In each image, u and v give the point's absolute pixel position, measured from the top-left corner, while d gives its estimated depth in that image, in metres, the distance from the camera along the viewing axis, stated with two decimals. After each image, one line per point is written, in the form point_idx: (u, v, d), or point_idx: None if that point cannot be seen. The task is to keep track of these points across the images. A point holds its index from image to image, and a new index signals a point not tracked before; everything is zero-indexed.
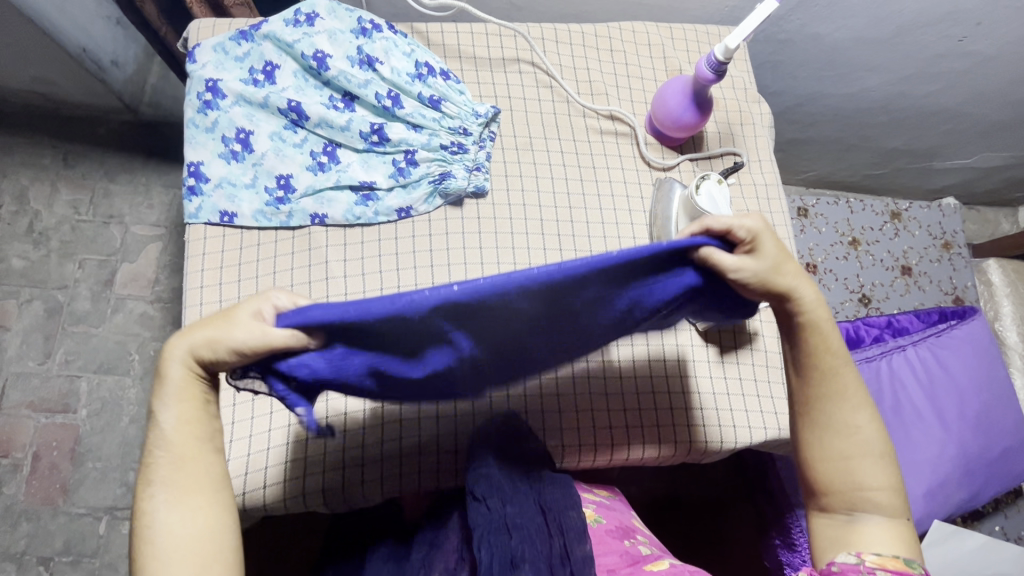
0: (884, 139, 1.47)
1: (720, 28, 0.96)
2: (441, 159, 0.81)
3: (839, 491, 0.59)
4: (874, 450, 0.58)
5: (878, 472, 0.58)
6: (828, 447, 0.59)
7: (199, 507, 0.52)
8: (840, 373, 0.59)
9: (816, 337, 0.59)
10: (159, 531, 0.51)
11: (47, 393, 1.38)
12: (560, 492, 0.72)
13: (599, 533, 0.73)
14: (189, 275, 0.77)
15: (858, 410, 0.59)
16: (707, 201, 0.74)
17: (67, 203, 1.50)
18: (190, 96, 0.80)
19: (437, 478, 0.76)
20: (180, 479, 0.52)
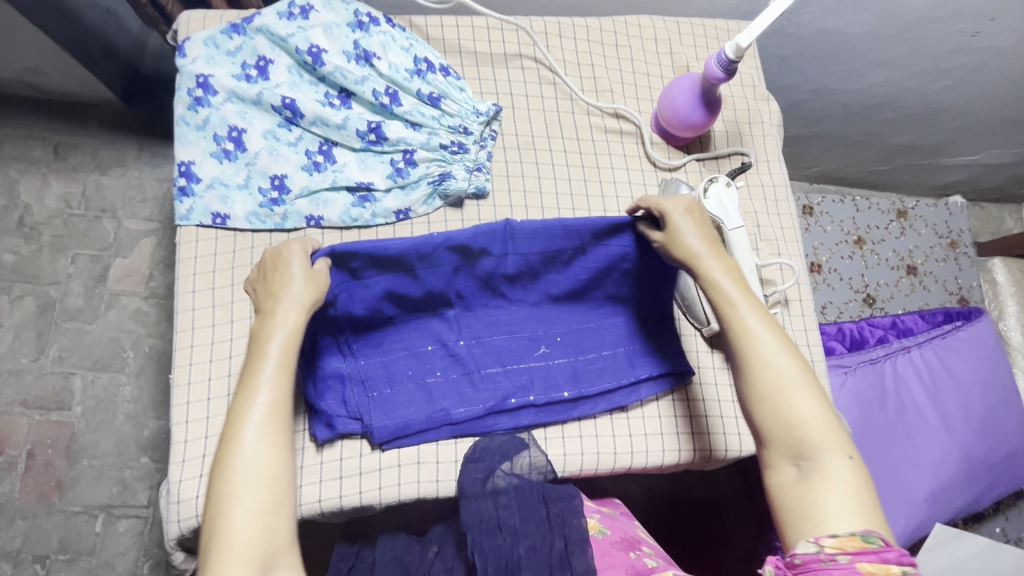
0: (892, 135, 1.44)
1: (728, 23, 0.94)
2: (440, 160, 0.78)
3: (774, 439, 0.58)
4: (793, 383, 0.59)
5: (807, 408, 0.58)
6: (749, 394, 0.61)
7: (284, 446, 0.55)
8: (741, 315, 0.62)
9: (715, 287, 0.65)
10: (249, 455, 0.53)
11: (41, 390, 1.36)
12: (566, 504, 0.69)
13: (604, 546, 0.71)
14: (181, 279, 0.74)
15: (767, 347, 0.61)
16: (717, 206, 0.76)
17: (58, 197, 1.47)
18: (180, 92, 0.77)
19: (437, 487, 0.72)
20: (278, 415, 0.56)
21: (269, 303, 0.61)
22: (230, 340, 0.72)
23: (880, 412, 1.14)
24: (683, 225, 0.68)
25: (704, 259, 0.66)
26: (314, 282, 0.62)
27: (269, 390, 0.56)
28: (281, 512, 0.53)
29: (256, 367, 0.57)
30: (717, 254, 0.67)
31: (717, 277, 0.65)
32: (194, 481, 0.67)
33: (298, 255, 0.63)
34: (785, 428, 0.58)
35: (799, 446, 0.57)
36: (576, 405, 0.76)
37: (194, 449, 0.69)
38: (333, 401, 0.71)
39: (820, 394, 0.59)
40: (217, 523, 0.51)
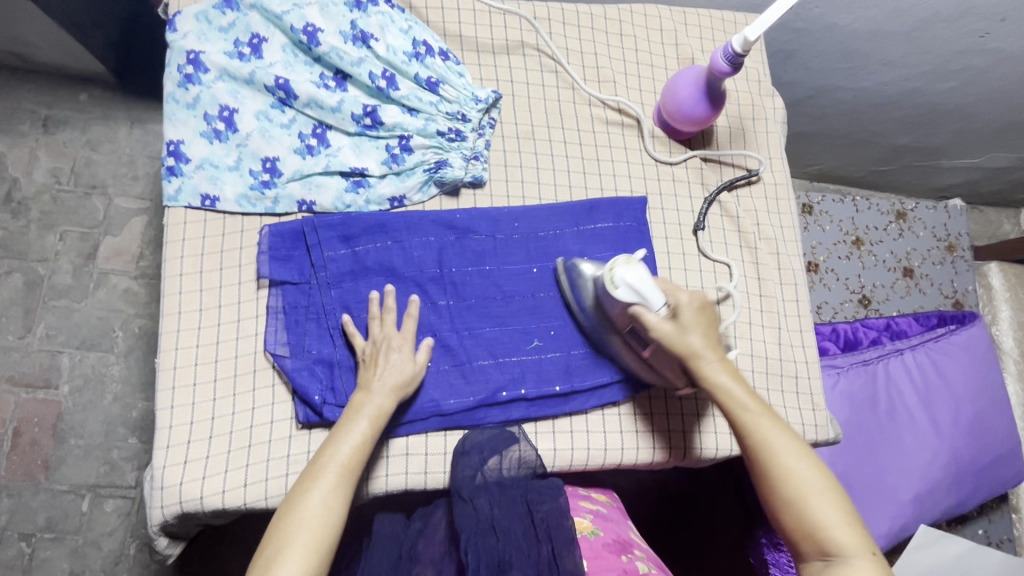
0: (894, 136, 1.43)
1: (735, 15, 0.92)
2: (437, 146, 0.77)
3: (801, 543, 0.60)
4: (812, 490, 0.60)
5: (826, 512, 0.59)
6: (771, 499, 0.62)
7: (346, 497, 0.61)
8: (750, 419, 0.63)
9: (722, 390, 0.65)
10: (317, 502, 0.59)
11: (27, 368, 1.35)
12: (553, 500, 0.70)
13: (597, 548, 0.72)
14: (168, 262, 0.72)
15: (781, 455, 0.62)
16: (628, 291, 0.67)
17: (47, 171, 1.44)
18: (170, 68, 0.74)
19: (424, 479, 0.71)
20: (353, 465, 0.62)
21: (373, 371, 0.67)
22: (218, 325, 0.71)
23: (871, 415, 1.14)
24: (697, 330, 0.66)
25: (706, 359, 0.65)
26: (408, 365, 0.68)
27: (355, 441, 0.63)
28: (326, 553, 0.58)
29: (350, 420, 0.64)
30: (720, 355, 0.66)
31: (723, 381, 0.65)
32: (179, 467, 0.66)
33: (407, 336, 0.70)
34: (808, 532, 0.60)
35: (824, 548, 0.59)
36: (569, 399, 0.75)
37: (179, 434, 0.67)
38: (319, 389, 0.69)
39: (836, 496, 0.60)
40: (275, 543, 0.57)
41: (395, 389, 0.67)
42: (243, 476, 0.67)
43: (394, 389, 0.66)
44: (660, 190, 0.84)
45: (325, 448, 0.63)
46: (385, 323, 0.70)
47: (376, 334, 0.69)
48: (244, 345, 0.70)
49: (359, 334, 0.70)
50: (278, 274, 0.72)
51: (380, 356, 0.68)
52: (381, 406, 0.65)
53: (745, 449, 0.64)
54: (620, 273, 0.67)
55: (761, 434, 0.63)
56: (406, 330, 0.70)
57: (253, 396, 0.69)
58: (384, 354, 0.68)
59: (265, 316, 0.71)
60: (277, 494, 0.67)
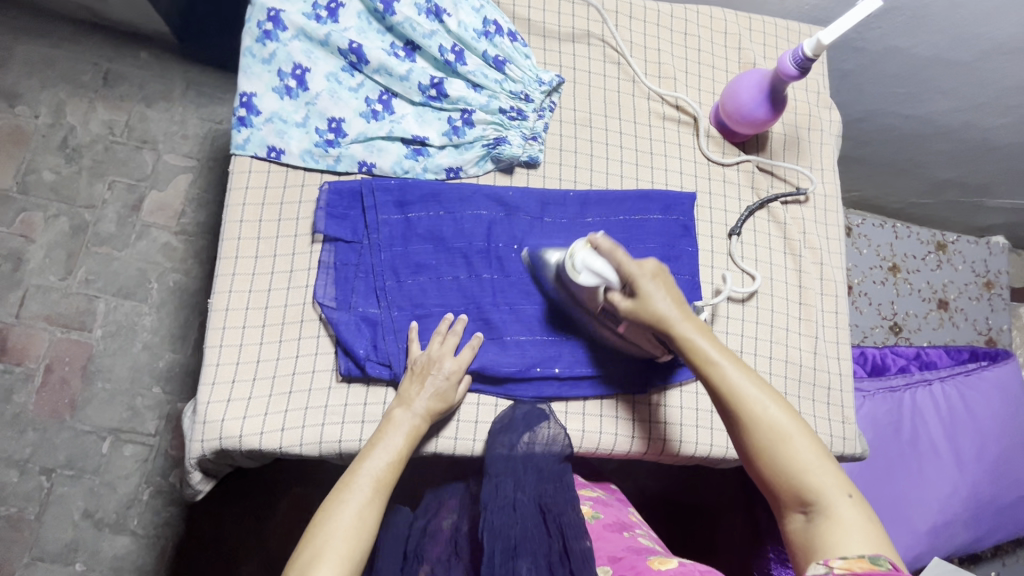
0: (940, 168, 1.41)
1: (800, 26, 0.92)
2: (498, 123, 0.78)
3: (780, 492, 0.58)
4: (785, 431, 0.59)
5: (801, 456, 0.58)
6: (745, 450, 0.61)
7: (377, 511, 0.62)
8: (719, 374, 0.62)
9: (690, 348, 0.64)
10: (350, 515, 0.60)
11: (65, 309, 1.39)
12: (560, 492, 0.73)
13: (598, 529, 0.76)
14: (230, 208, 0.74)
15: (750, 403, 0.60)
16: (590, 276, 0.69)
17: (102, 122, 1.49)
18: (250, 24, 0.77)
19: (453, 444, 0.73)
20: (385, 480, 0.64)
21: (414, 391, 0.69)
22: (271, 273, 0.73)
23: (894, 441, 1.13)
24: (654, 292, 0.67)
25: (674, 320, 0.66)
26: (449, 394, 0.69)
27: (389, 456, 0.65)
28: (357, 562, 0.59)
29: (386, 435, 0.67)
30: (683, 311, 0.66)
31: (689, 333, 0.65)
32: (222, 404, 0.68)
33: (462, 363, 0.71)
34: (787, 481, 0.58)
35: (801, 494, 0.57)
36: (601, 383, 0.76)
37: (225, 372, 0.69)
38: (363, 344, 0.71)
39: (807, 440, 0.59)
40: (309, 551, 0.57)
41: (430, 411, 0.68)
42: (281, 420, 0.69)
43: (429, 414, 0.68)
44: (710, 189, 0.85)
45: (358, 461, 0.65)
46: (446, 344, 0.71)
47: (430, 352, 0.70)
48: (295, 295, 0.72)
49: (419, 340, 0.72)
50: (332, 230, 0.74)
51: (426, 375, 0.69)
52: (416, 425, 0.68)
53: (714, 399, 0.63)
54: (576, 259, 0.69)
55: (730, 383, 0.61)
56: (463, 357, 0.71)
57: (297, 344, 0.71)
58: (434, 374, 0.69)
59: (316, 271, 0.73)
60: (312, 442, 0.69)
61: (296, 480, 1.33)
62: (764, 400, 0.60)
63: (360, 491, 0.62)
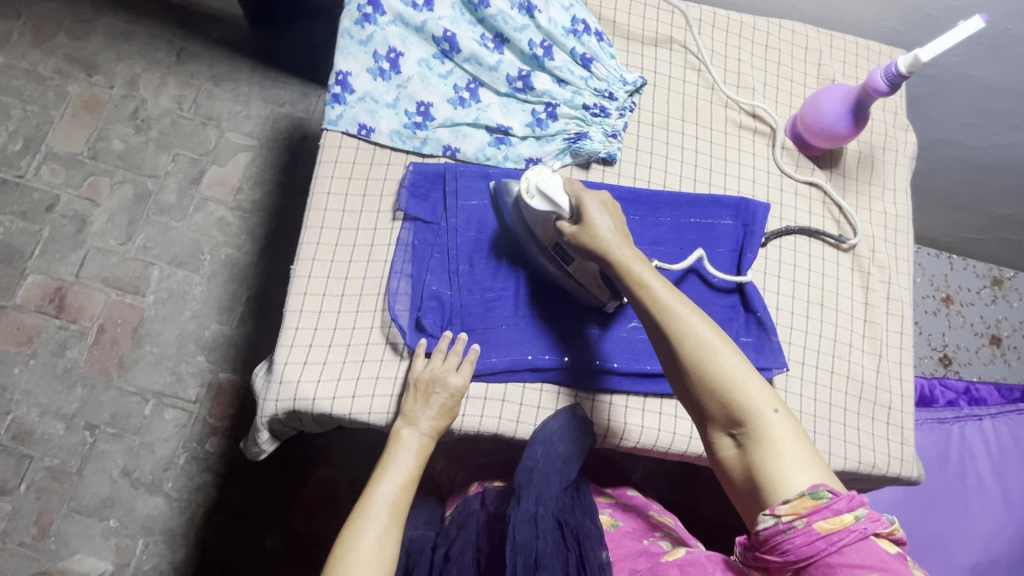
0: (996, 204, 1.38)
1: (880, 46, 0.93)
2: (581, 119, 0.80)
3: (710, 411, 0.58)
4: (713, 348, 0.58)
5: (726, 373, 0.57)
6: (676, 371, 0.60)
7: (396, 537, 0.62)
8: (649, 295, 0.62)
9: (625, 272, 0.64)
10: (368, 545, 0.59)
11: (122, 273, 1.44)
12: (575, 510, 0.75)
13: (618, 537, 0.76)
14: (319, 179, 0.77)
15: (678, 322, 0.59)
16: (541, 202, 0.69)
17: (172, 97, 1.55)
18: (350, 7, 0.80)
19: (515, 428, 0.73)
20: (400, 503, 0.64)
21: (411, 404, 0.69)
22: (353, 246, 0.75)
23: (937, 472, 1.12)
24: (597, 217, 0.67)
25: (611, 246, 0.66)
26: (451, 410, 0.69)
27: (401, 480, 0.65)
28: None
29: (396, 458, 0.67)
30: (622, 239, 0.66)
31: (623, 256, 0.65)
32: (299, 365, 0.70)
33: (459, 385, 0.69)
34: (717, 400, 0.57)
35: (730, 413, 0.57)
36: (660, 381, 0.76)
37: (303, 336, 0.72)
38: (435, 321, 0.73)
39: (733, 358, 0.58)
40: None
41: (436, 429, 0.68)
42: (353, 387, 0.71)
43: (432, 433, 0.68)
44: (781, 201, 0.85)
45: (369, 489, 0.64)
46: (447, 363, 0.70)
47: (426, 369, 0.69)
48: (375, 267, 0.75)
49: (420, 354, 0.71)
50: (413, 209, 0.76)
51: (420, 391, 0.69)
52: (423, 444, 0.68)
53: (646, 322, 0.62)
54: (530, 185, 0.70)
55: (660, 305, 0.61)
56: (463, 373, 0.70)
57: (373, 315, 0.73)
58: (438, 391, 0.68)
59: (396, 247, 0.75)
60: (380, 412, 0.71)
61: (326, 461, 1.34)
62: (693, 317, 0.60)
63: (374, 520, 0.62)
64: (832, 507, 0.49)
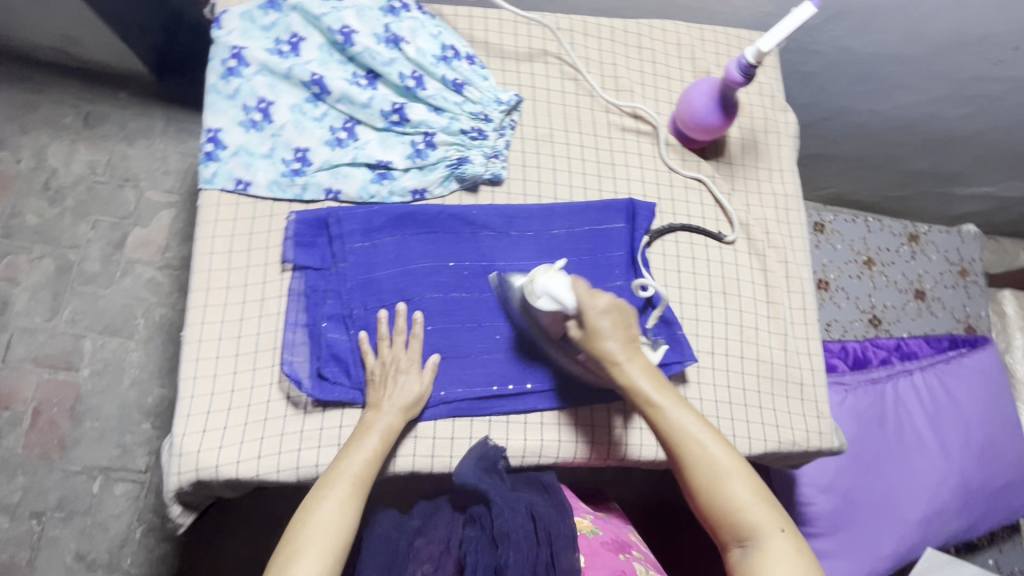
0: (909, 160, 1.42)
1: (746, 32, 0.95)
2: (460, 144, 0.80)
3: (717, 526, 0.61)
4: (725, 471, 0.60)
5: (736, 495, 0.59)
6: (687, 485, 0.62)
7: (356, 510, 0.64)
8: (662, 414, 0.63)
9: (633, 388, 0.65)
10: (325, 515, 0.62)
11: (53, 349, 1.39)
12: (550, 504, 0.73)
13: (594, 544, 0.76)
14: (200, 241, 0.76)
15: (691, 444, 0.62)
16: (546, 300, 0.69)
17: (85, 163, 1.50)
18: (214, 61, 0.80)
19: (541, 447, 0.75)
20: (365, 477, 0.66)
21: (381, 393, 0.70)
22: (242, 303, 0.74)
23: (880, 434, 1.13)
24: (603, 327, 0.66)
25: (620, 361, 0.66)
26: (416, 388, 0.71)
27: (366, 455, 0.67)
28: (337, 558, 0.61)
29: (362, 434, 0.68)
30: (632, 351, 0.66)
31: (632, 373, 0.65)
32: (198, 435, 0.69)
33: (426, 381, 0.72)
34: (725, 517, 0.60)
35: (736, 528, 0.59)
36: (575, 392, 0.76)
37: (199, 404, 0.71)
38: (334, 370, 0.72)
39: (743, 479, 0.60)
40: (291, 548, 0.60)
41: (404, 408, 0.70)
42: (258, 448, 0.70)
43: (400, 409, 0.70)
44: (671, 196, 0.87)
45: (337, 461, 0.66)
46: (399, 346, 0.72)
47: (383, 352, 0.72)
48: (267, 323, 0.74)
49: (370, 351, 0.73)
50: (301, 258, 0.75)
51: (389, 378, 0.71)
52: (390, 424, 0.69)
53: (659, 438, 0.64)
54: (538, 281, 0.70)
55: (671, 424, 0.63)
56: (428, 376, 0.72)
57: (271, 371, 0.73)
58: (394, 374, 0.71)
59: (288, 298, 0.75)
60: (289, 468, 0.70)
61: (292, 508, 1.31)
62: (703, 437, 0.62)
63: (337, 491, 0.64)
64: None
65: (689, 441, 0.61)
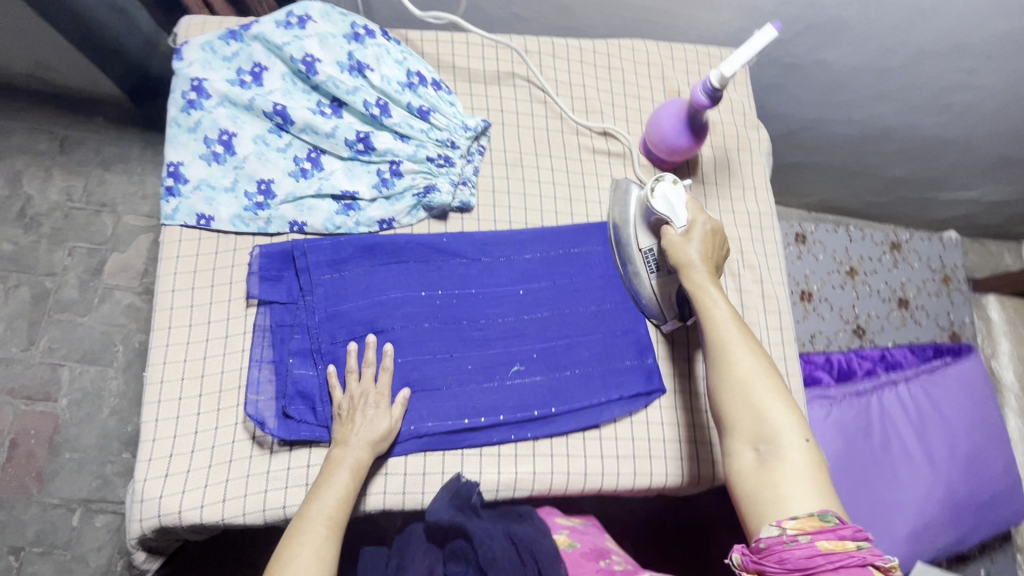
0: (889, 168, 1.42)
1: (714, 50, 0.95)
2: (426, 172, 0.79)
3: (737, 426, 0.61)
4: (762, 374, 0.62)
5: (771, 402, 0.60)
6: (718, 384, 0.64)
7: (334, 553, 0.61)
8: (715, 317, 0.66)
9: (697, 289, 0.68)
10: (302, 562, 0.58)
11: (28, 380, 1.29)
12: (528, 524, 0.70)
13: (575, 558, 0.71)
14: (162, 278, 0.75)
15: (735, 348, 0.64)
16: (663, 204, 0.72)
17: (61, 189, 1.40)
18: (174, 94, 0.78)
19: (651, 480, 0.75)
20: (340, 517, 0.63)
21: (350, 427, 0.68)
22: (206, 340, 0.73)
23: (865, 446, 1.12)
24: (693, 238, 0.71)
25: (695, 268, 0.70)
26: (385, 419, 0.69)
27: (338, 494, 0.64)
28: None
29: (331, 473, 0.65)
30: (708, 263, 0.70)
31: (700, 281, 0.69)
32: (159, 480, 0.67)
33: (396, 418, 0.70)
34: (750, 418, 0.60)
35: (760, 432, 0.59)
36: (551, 422, 0.75)
37: (162, 447, 0.69)
38: (301, 410, 0.70)
39: (781, 388, 0.61)
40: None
41: (372, 442, 0.67)
42: (222, 491, 0.68)
43: (369, 443, 0.67)
44: None
45: (308, 505, 0.63)
46: (363, 382, 0.70)
47: (353, 389, 0.70)
48: (231, 360, 0.72)
49: (338, 385, 0.71)
50: (267, 293, 0.73)
51: (357, 413, 0.68)
52: (360, 458, 0.66)
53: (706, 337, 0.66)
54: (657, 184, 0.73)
55: (722, 325, 0.65)
56: (397, 414, 0.70)
57: (236, 411, 0.71)
58: (361, 409, 0.69)
59: (252, 334, 0.73)
60: (255, 511, 0.68)
61: None
62: (747, 342, 0.64)
63: (313, 536, 0.61)
64: (839, 529, 0.51)
65: (736, 343, 0.64)
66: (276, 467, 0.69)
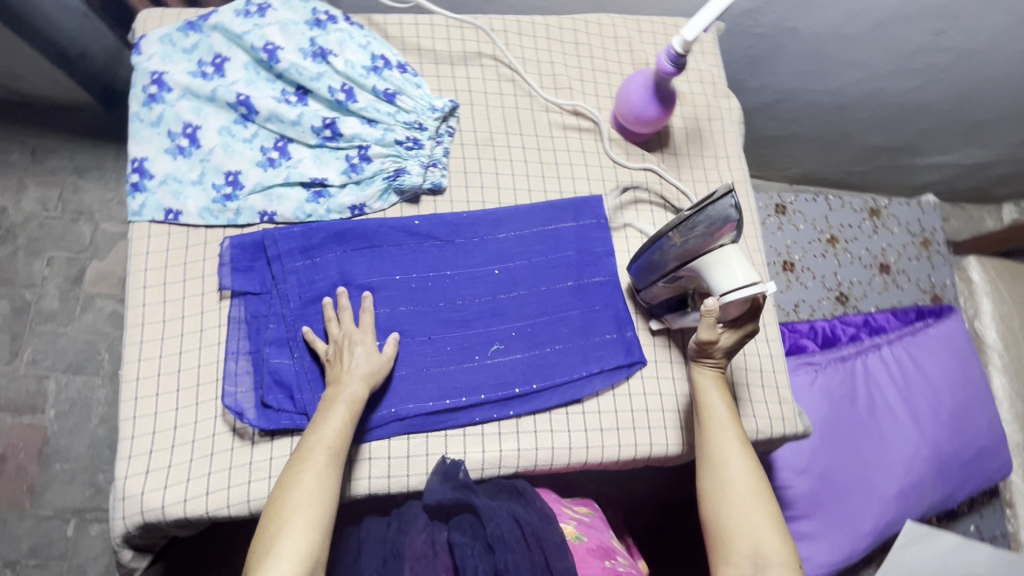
0: (866, 136, 1.42)
1: (678, 19, 0.94)
2: (396, 155, 0.78)
3: (735, 537, 0.63)
4: (759, 487, 0.65)
5: (768, 525, 0.63)
6: (719, 492, 0.66)
7: (335, 481, 0.61)
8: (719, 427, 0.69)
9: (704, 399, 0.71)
10: (307, 484, 0.59)
11: (13, 394, 1.28)
12: (528, 504, 0.69)
13: (581, 553, 0.71)
14: (133, 275, 0.74)
15: (736, 463, 0.67)
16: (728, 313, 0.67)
17: (35, 199, 1.37)
18: (135, 89, 0.78)
19: (635, 449, 0.75)
20: (340, 448, 0.63)
21: (340, 366, 0.67)
22: (181, 335, 0.73)
23: (853, 412, 1.12)
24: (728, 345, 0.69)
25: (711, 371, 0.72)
26: (375, 357, 0.69)
27: (336, 425, 0.64)
28: (326, 527, 0.58)
29: (327, 407, 0.65)
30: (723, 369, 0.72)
31: (709, 385, 0.72)
32: (140, 477, 0.67)
33: (387, 357, 0.70)
34: (747, 530, 0.63)
35: (758, 545, 0.62)
36: (533, 398, 0.75)
37: (142, 444, 0.68)
38: (280, 398, 0.69)
39: (776, 510, 0.65)
40: (277, 521, 0.56)
41: (366, 377, 0.67)
42: (205, 485, 0.67)
43: (364, 379, 0.67)
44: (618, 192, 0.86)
45: (308, 437, 0.63)
46: (344, 325, 0.70)
47: (335, 334, 0.70)
48: (207, 354, 0.72)
49: (319, 339, 0.71)
50: (240, 283, 0.73)
51: (344, 352, 0.68)
52: (356, 393, 0.66)
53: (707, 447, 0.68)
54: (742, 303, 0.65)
55: (725, 438, 0.68)
56: (386, 352, 0.70)
57: (215, 405, 0.70)
58: (347, 352, 0.68)
59: (227, 326, 0.73)
60: (239, 503, 0.67)
61: None
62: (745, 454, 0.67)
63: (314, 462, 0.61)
64: None
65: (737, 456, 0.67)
66: (257, 459, 0.69)
